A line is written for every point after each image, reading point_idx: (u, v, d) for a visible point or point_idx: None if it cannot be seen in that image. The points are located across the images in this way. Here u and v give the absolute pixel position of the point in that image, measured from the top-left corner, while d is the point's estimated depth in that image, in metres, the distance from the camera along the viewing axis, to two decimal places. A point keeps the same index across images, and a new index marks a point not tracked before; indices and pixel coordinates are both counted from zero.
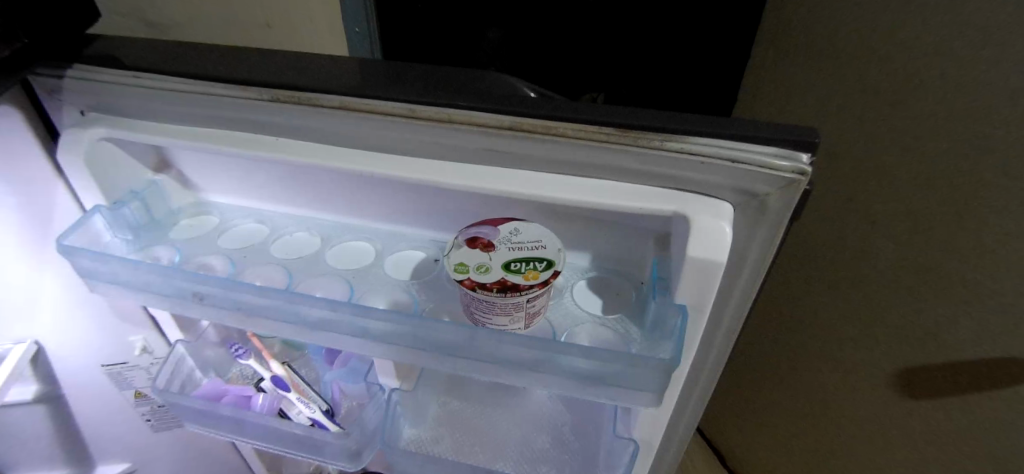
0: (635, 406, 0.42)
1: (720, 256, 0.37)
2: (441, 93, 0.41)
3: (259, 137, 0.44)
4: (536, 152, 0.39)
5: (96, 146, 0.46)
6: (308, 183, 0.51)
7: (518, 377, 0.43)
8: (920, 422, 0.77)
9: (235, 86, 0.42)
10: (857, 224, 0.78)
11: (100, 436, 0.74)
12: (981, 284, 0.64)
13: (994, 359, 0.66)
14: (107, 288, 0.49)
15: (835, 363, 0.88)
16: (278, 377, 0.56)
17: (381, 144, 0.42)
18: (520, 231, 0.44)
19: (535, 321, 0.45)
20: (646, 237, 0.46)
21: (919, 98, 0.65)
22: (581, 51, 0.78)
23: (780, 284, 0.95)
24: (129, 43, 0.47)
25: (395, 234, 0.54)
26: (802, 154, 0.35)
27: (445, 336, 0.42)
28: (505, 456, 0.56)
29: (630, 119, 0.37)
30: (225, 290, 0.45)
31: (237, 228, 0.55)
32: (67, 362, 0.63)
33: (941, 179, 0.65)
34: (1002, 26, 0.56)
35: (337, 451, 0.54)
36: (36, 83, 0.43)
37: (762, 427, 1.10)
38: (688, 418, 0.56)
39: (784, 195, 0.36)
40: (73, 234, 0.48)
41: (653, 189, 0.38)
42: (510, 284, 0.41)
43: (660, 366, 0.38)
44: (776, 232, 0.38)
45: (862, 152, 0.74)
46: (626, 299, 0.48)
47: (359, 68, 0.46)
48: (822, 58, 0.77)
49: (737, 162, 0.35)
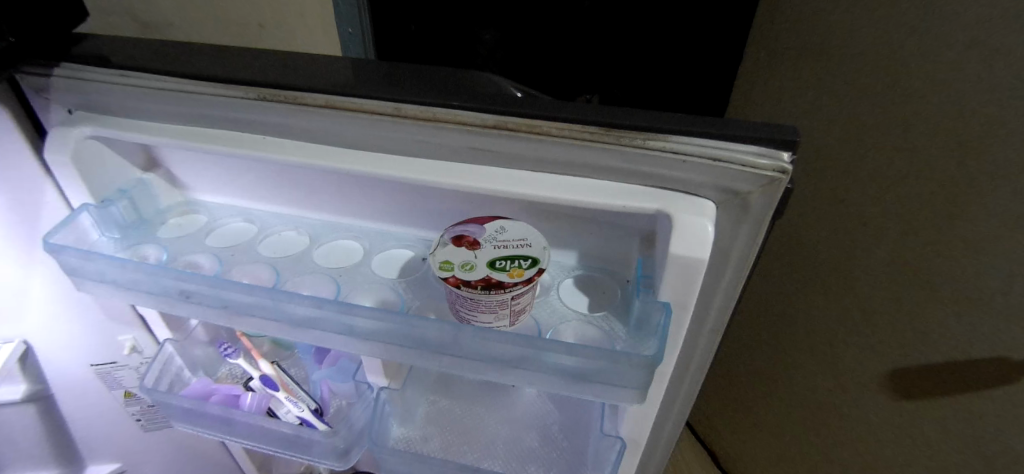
0: (620, 403, 0.42)
1: (702, 253, 0.37)
2: (428, 92, 0.41)
3: (245, 136, 0.44)
4: (521, 151, 0.39)
5: (83, 145, 0.46)
6: (295, 182, 0.51)
7: (504, 375, 0.44)
8: (911, 423, 0.78)
9: (223, 85, 0.42)
10: (846, 225, 0.78)
11: (88, 436, 0.73)
12: (969, 283, 0.65)
13: (983, 358, 0.66)
14: (94, 286, 0.49)
15: (826, 363, 0.89)
16: (266, 376, 0.55)
17: (367, 144, 0.42)
18: (506, 230, 0.44)
19: (521, 319, 0.45)
20: (631, 236, 0.46)
21: (908, 99, 0.66)
22: (578, 52, 0.78)
23: (771, 284, 0.95)
24: (118, 41, 0.47)
25: (384, 233, 0.54)
26: (784, 152, 0.35)
27: (431, 334, 0.43)
28: (493, 454, 0.56)
29: (614, 118, 0.37)
30: (212, 288, 0.45)
31: (225, 227, 0.55)
32: (57, 361, 0.63)
33: (930, 180, 0.66)
34: (990, 30, 0.57)
35: (326, 451, 0.54)
36: (23, 81, 0.44)
37: (754, 427, 1.11)
38: (675, 417, 0.56)
39: (766, 193, 0.36)
40: (60, 233, 0.48)
41: (636, 188, 0.39)
42: (494, 282, 0.41)
43: (643, 362, 0.38)
44: (760, 230, 0.38)
45: (850, 154, 0.75)
46: (611, 296, 0.48)
47: (348, 67, 0.46)
48: (813, 59, 0.78)
49: (717, 160, 0.36)
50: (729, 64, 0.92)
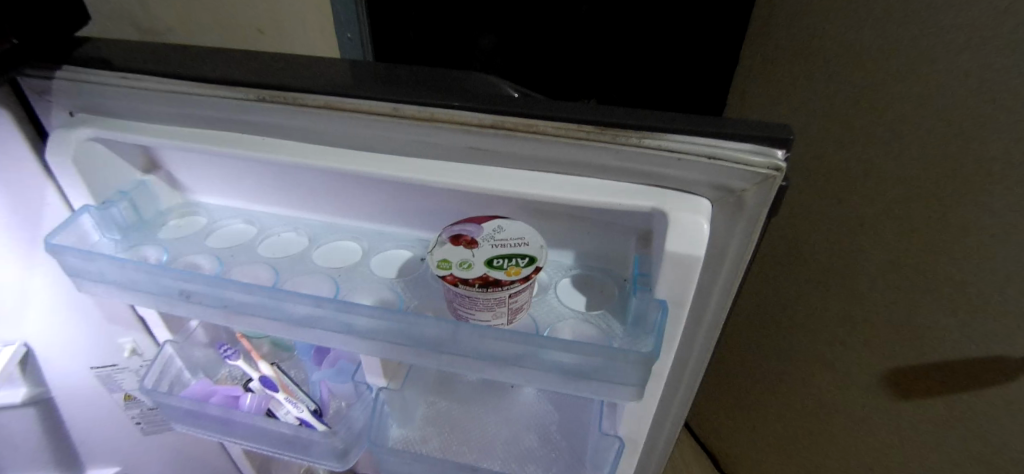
0: (618, 401, 0.43)
1: (698, 251, 0.38)
2: (426, 93, 0.42)
3: (245, 137, 0.44)
4: (518, 150, 0.39)
5: (84, 146, 0.47)
6: (295, 183, 0.52)
7: (501, 372, 0.44)
8: (910, 422, 0.78)
9: (223, 87, 0.42)
10: (844, 225, 0.79)
11: (87, 439, 0.74)
12: (967, 282, 0.65)
13: (981, 357, 0.66)
14: (94, 286, 0.49)
15: (824, 363, 0.89)
16: (266, 377, 0.56)
17: (365, 144, 0.43)
18: (504, 229, 0.44)
19: (518, 317, 0.45)
20: (628, 234, 0.47)
21: (904, 100, 0.67)
22: (575, 55, 0.78)
23: (770, 283, 0.95)
24: (119, 45, 0.48)
25: (382, 233, 0.55)
26: (777, 150, 0.36)
27: (429, 332, 0.43)
28: (493, 455, 0.56)
29: (609, 117, 0.38)
30: (211, 288, 0.45)
31: (226, 228, 0.55)
32: (58, 365, 0.63)
33: (924, 179, 0.66)
34: (984, 31, 0.57)
35: (325, 451, 0.54)
36: (25, 84, 0.44)
37: (753, 429, 1.10)
38: (674, 416, 0.56)
39: (761, 190, 0.37)
40: (62, 233, 0.48)
41: (632, 186, 0.39)
42: (492, 280, 0.41)
43: (641, 359, 0.39)
44: (754, 227, 0.39)
45: (846, 154, 0.75)
46: (609, 295, 0.48)
47: (347, 69, 0.47)
48: (811, 61, 0.78)
49: (711, 158, 0.36)
50: (727, 67, 0.92)
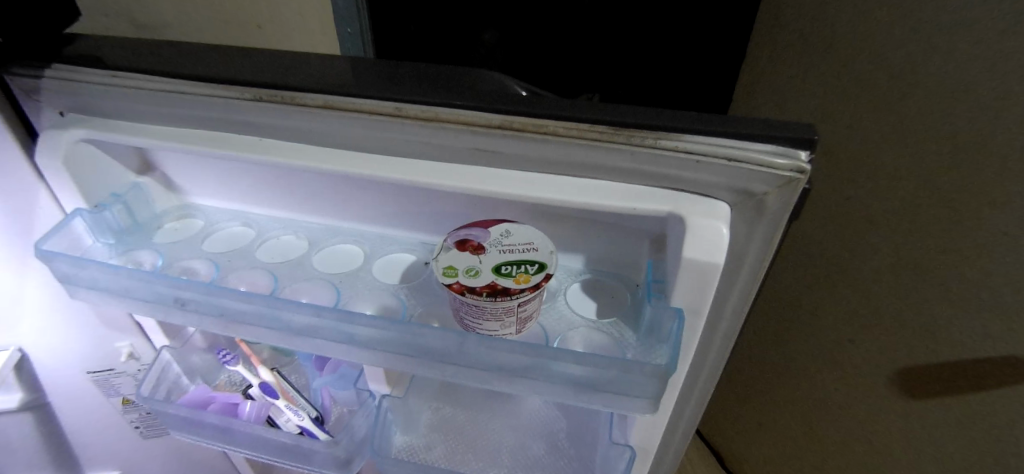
0: (631, 413, 0.41)
1: (717, 258, 0.36)
2: (429, 91, 0.40)
3: (241, 138, 0.43)
4: (527, 152, 0.38)
5: (74, 149, 0.45)
6: (294, 185, 0.50)
7: (509, 383, 0.42)
8: (921, 424, 0.76)
9: (218, 85, 0.41)
10: (855, 224, 0.76)
11: (87, 443, 0.73)
12: (981, 283, 0.63)
13: (996, 359, 0.64)
14: (85, 294, 0.47)
15: (834, 364, 0.87)
16: (266, 383, 0.54)
17: (366, 145, 0.41)
18: (511, 234, 0.43)
19: (527, 326, 0.44)
20: (641, 239, 0.45)
21: (916, 95, 0.64)
22: (578, 51, 0.77)
23: (779, 283, 0.93)
24: (111, 41, 0.46)
25: (385, 237, 0.53)
26: (801, 151, 0.34)
27: (434, 342, 0.41)
28: (499, 463, 0.55)
29: (622, 117, 0.36)
30: (207, 296, 0.44)
31: (223, 232, 0.53)
32: (52, 370, 0.62)
33: (938, 177, 0.64)
34: (1001, 22, 0.54)
35: (327, 460, 0.53)
36: (13, 83, 0.42)
37: (761, 428, 1.09)
38: (685, 423, 0.54)
39: (783, 194, 0.35)
40: (51, 239, 0.46)
41: (647, 189, 0.37)
42: (500, 288, 0.40)
43: (655, 370, 0.37)
44: (775, 232, 0.37)
45: (857, 153, 0.73)
46: (620, 301, 0.47)
47: (348, 66, 0.45)
48: (821, 54, 0.76)
49: (731, 160, 0.34)
50: (736, 62, 0.90)
